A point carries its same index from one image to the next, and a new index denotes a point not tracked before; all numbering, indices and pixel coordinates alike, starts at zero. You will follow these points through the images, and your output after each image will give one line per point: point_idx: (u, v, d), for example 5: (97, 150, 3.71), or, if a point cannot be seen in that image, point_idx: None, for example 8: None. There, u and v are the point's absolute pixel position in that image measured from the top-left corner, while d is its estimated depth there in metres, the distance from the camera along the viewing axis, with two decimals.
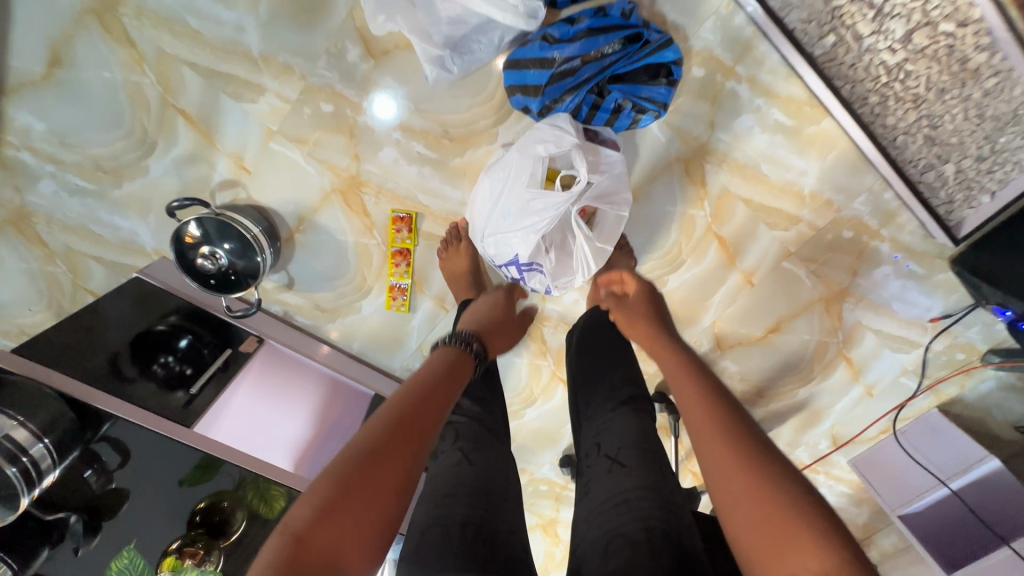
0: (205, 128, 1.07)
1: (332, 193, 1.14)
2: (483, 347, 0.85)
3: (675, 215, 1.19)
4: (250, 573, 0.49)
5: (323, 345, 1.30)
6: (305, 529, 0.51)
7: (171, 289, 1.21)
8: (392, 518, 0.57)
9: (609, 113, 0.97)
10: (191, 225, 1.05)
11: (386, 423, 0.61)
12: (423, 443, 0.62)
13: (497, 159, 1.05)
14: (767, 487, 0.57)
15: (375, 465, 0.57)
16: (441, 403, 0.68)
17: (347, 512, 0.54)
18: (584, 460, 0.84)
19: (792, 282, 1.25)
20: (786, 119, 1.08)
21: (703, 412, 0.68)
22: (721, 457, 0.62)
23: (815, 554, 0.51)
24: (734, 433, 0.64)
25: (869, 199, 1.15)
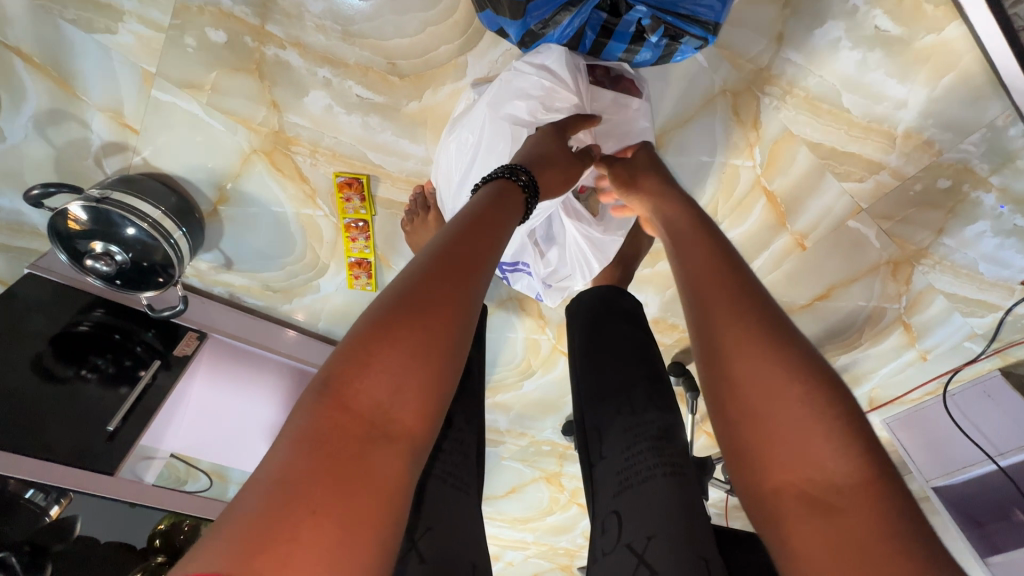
0: (59, 75, 0.77)
1: (253, 154, 0.86)
2: (532, 178, 0.61)
3: (713, 165, 0.90)
4: (281, 436, 0.38)
5: (288, 329, 1.12)
6: (343, 394, 0.39)
7: (76, 282, 1.00)
8: (447, 376, 0.43)
9: (628, 40, 0.68)
10: (71, 213, 0.80)
11: (428, 267, 0.46)
12: (471, 287, 0.47)
13: (465, 110, 0.77)
14: (787, 379, 0.43)
15: (415, 310, 0.43)
16: (496, 238, 0.52)
17: (390, 370, 0.40)
18: (599, 537, 0.67)
19: (855, 242, 0.99)
20: (891, 25, 0.73)
21: (720, 278, 0.51)
22: (732, 335, 0.47)
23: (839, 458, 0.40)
24: (759, 303, 0.49)
25: (985, 137, 0.81)
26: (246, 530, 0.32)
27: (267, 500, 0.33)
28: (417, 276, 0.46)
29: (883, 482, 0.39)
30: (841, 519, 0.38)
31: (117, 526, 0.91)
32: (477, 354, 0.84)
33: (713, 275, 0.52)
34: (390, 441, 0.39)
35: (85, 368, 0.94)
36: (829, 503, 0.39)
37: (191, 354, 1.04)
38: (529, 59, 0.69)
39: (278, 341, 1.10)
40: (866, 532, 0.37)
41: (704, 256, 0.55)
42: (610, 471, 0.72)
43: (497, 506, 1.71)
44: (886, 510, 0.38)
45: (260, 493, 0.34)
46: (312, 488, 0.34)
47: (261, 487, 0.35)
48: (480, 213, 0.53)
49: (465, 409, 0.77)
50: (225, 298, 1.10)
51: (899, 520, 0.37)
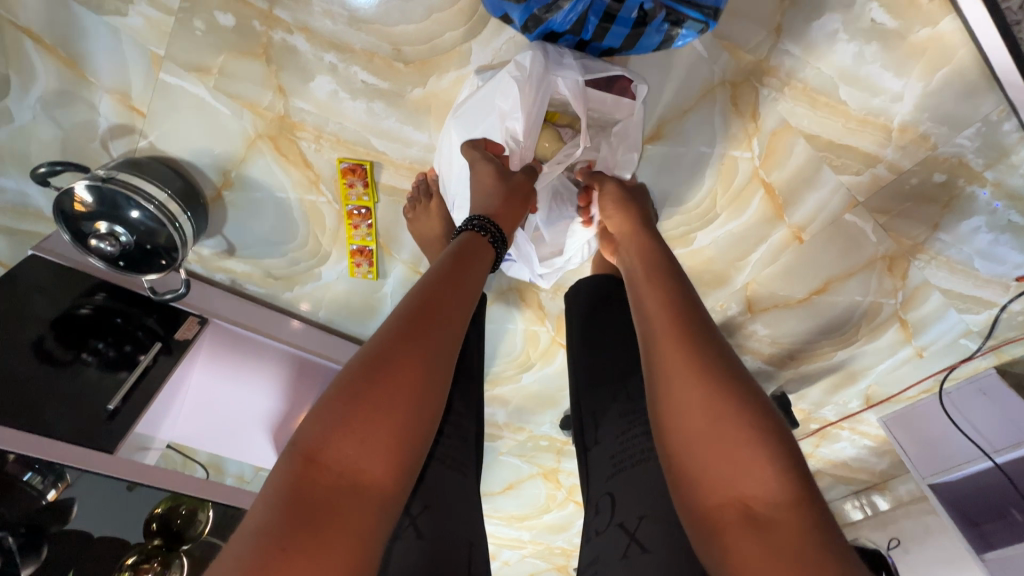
0: (68, 55, 0.78)
1: (258, 138, 0.86)
2: (500, 231, 0.67)
3: (712, 157, 0.92)
4: (260, 494, 0.41)
5: (293, 320, 1.13)
6: (318, 447, 0.42)
7: (80, 266, 1.00)
8: (417, 424, 0.46)
9: (630, 27, 0.67)
10: (77, 192, 0.81)
11: (396, 324, 0.50)
12: (438, 339, 0.50)
13: (463, 106, 0.79)
14: (726, 412, 0.50)
15: (384, 366, 0.46)
16: (462, 294, 0.56)
17: (358, 426, 0.43)
18: (593, 516, 0.70)
19: (852, 236, 1.00)
20: (887, 18, 0.74)
21: (671, 322, 0.58)
22: (678, 370, 0.54)
23: (770, 482, 0.46)
24: (701, 351, 0.55)
25: (980, 131, 0.83)
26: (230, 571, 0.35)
27: (245, 551, 0.36)
28: (389, 334, 0.49)
29: (807, 503, 0.45)
30: (772, 534, 0.43)
31: (114, 508, 0.90)
32: (476, 342, 0.85)
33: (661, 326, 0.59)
34: (361, 490, 0.41)
35: (85, 351, 0.95)
36: (766, 519, 0.44)
37: (192, 339, 1.04)
38: (530, 53, 0.72)
39: (281, 330, 1.11)
40: (794, 548, 0.42)
41: (657, 309, 0.61)
42: (605, 456, 0.74)
43: (494, 503, 1.70)
44: (809, 529, 0.43)
45: (237, 547, 0.37)
46: (283, 537, 0.37)
47: (244, 538, 0.37)
48: (451, 271, 0.57)
49: (462, 393, 0.78)
50: (226, 285, 1.10)
51: (822, 536, 0.42)
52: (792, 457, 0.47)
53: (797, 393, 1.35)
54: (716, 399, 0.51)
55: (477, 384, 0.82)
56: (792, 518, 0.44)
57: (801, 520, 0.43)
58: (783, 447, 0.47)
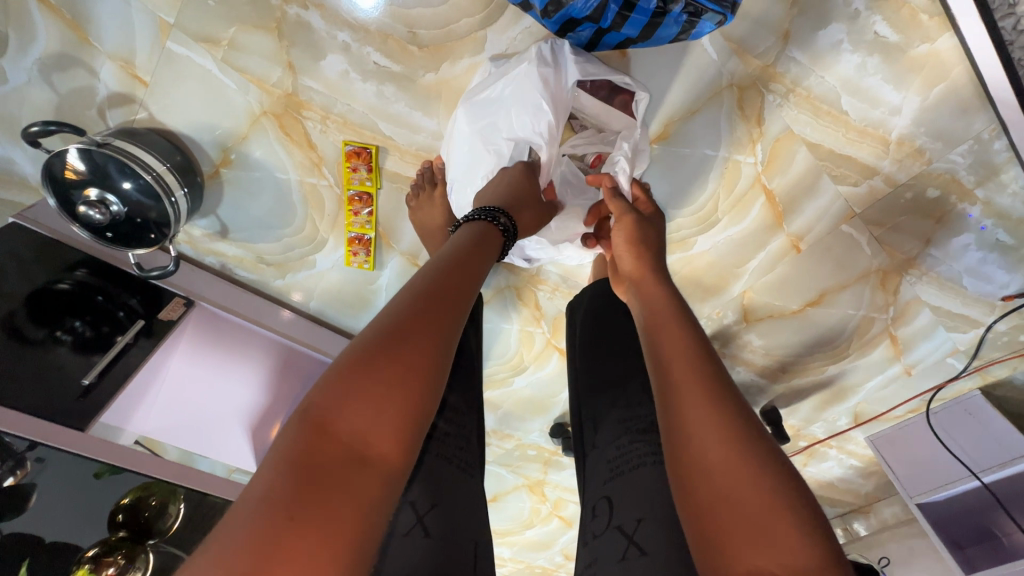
0: (71, 17, 0.76)
1: (263, 115, 0.85)
2: (512, 222, 0.67)
3: (716, 160, 0.93)
4: (261, 465, 0.36)
5: (284, 310, 1.10)
6: (327, 415, 0.38)
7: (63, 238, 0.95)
8: (427, 403, 0.42)
9: (649, 16, 0.66)
10: (69, 156, 0.77)
11: (413, 296, 0.47)
12: (454, 318, 0.48)
13: (474, 107, 0.79)
14: (746, 462, 0.44)
15: (404, 335, 0.43)
16: (472, 276, 0.54)
17: (373, 392, 0.39)
18: (590, 520, 0.65)
19: (847, 248, 1.02)
20: (890, 32, 0.77)
21: (684, 357, 0.54)
22: (693, 407, 0.49)
23: (799, 545, 0.39)
24: (719, 391, 0.50)
25: (972, 149, 0.86)
26: (237, 548, 0.30)
27: (251, 525, 0.32)
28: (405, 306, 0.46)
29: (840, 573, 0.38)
30: None
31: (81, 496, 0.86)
32: (474, 333, 0.83)
33: (675, 363, 0.54)
34: (370, 461, 0.37)
35: (60, 329, 0.90)
36: None
37: (177, 321, 1.00)
38: (549, 68, 0.74)
39: (269, 318, 1.07)
40: None
41: (675, 336, 0.57)
42: (602, 460, 0.70)
43: None
44: None
45: (239, 522, 0.32)
46: (293, 509, 0.33)
47: (248, 510, 0.33)
48: (466, 256, 0.56)
49: (464, 391, 0.76)
50: (215, 269, 1.06)
51: None
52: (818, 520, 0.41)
53: (787, 409, 1.35)
54: (734, 439, 0.46)
55: (475, 375, 0.80)
56: None
57: None
58: (808, 506, 0.42)
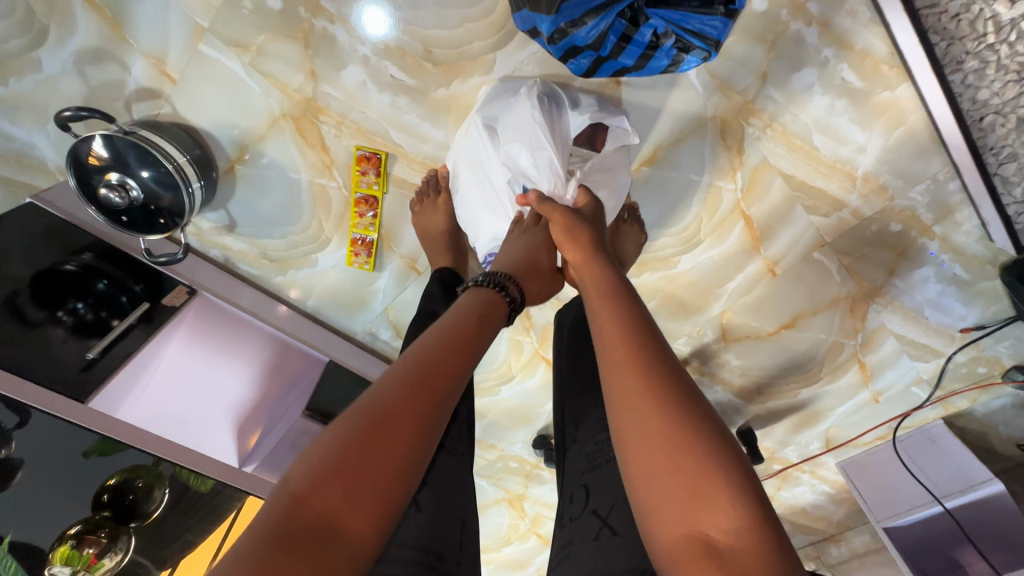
0: (112, 15, 0.82)
1: (281, 118, 0.91)
2: (518, 293, 0.68)
3: (699, 185, 1.01)
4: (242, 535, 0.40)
5: (280, 305, 1.13)
6: (306, 489, 0.42)
7: (75, 221, 0.98)
8: (403, 480, 0.46)
9: (643, 49, 0.74)
10: (94, 143, 0.82)
11: (405, 377, 0.49)
12: (441, 399, 0.50)
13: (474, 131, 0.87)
14: (680, 434, 0.47)
15: (388, 419, 0.46)
16: (467, 350, 0.55)
17: (350, 473, 0.43)
18: (567, 506, 0.67)
19: (819, 275, 1.09)
20: (855, 79, 0.86)
21: (623, 338, 0.54)
22: (629, 391, 0.51)
23: (726, 510, 0.43)
24: (656, 368, 0.51)
25: (929, 188, 0.95)
26: None
27: None
28: (395, 384, 0.49)
29: (764, 530, 0.42)
30: (729, 566, 0.41)
31: (66, 474, 0.86)
32: None
33: (614, 346, 0.54)
34: (337, 538, 0.41)
35: (61, 310, 0.93)
36: (719, 549, 0.42)
37: (178, 309, 1.03)
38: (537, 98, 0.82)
39: (268, 313, 1.11)
40: None
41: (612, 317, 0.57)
42: (582, 452, 0.71)
43: None
44: (767, 555, 0.41)
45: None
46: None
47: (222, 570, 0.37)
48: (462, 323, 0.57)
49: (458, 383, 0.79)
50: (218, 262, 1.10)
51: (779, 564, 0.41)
52: (746, 477, 0.45)
53: (762, 431, 1.40)
54: (671, 416, 0.48)
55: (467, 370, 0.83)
56: (747, 545, 0.42)
57: (756, 549, 0.41)
58: (736, 468, 0.45)
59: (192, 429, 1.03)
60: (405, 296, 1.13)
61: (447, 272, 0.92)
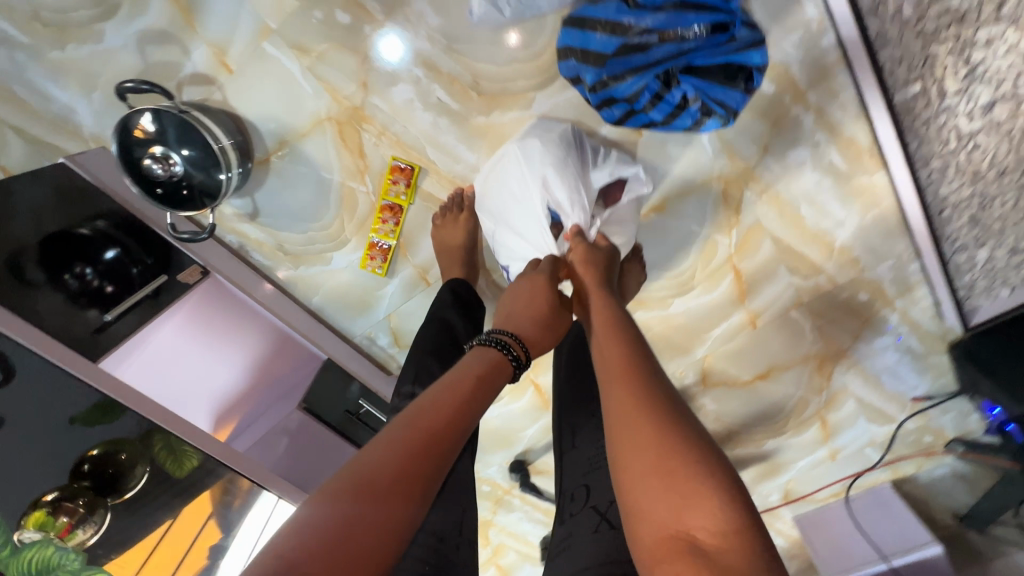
0: (184, 3, 0.87)
1: (326, 120, 0.96)
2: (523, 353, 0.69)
3: (699, 236, 1.11)
4: None
5: (266, 283, 1.13)
6: (292, 555, 0.42)
7: (102, 186, 0.99)
8: (389, 543, 0.46)
9: (672, 108, 0.83)
10: (145, 117, 0.86)
11: (403, 438, 0.51)
12: (435, 465, 0.52)
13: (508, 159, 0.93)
14: (668, 438, 0.48)
15: (381, 481, 0.48)
16: (464, 413, 0.57)
17: (336, 534, 0.43)
18: (567, 503, 0.69)
19: (795, 332, 1.19)
20: (841, 162, 0.99)
21: (620, 361, 0.58)
22: (622, 405, 0.53)
23: (711, 510, 0.43)
24: (648, 385, 0.54)
25: (894, 266, 1.08)
26: None
27: None
28: (393, 444, 0.51)
29: (748, 531, 0.42)
30: (714, 565, 0.41)
31: (46, 442, 0.82)
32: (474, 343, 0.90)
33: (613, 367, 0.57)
34: None
35: (67, 274, 0.91)
36: (704, 550, 0.42)
37: (188, 287, 1.01)
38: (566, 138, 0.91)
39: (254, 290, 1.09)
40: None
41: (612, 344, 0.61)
42: (582, 457, 0.74)
43: None
44: (753, 555, 0.41)
45: None
46: None
47: None
48: (460, 383, 0.60)
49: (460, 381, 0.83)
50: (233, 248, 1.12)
51: (763, 562, 0.41)
52: (733, 482, 0.46)
53: None
54: (660, 423, 0.50)
55: None
56: (731, 547, 0.42)
57: (740, 550, 0.41)
58: (724, 473, 0.46)
59: (186, 400, 1.06)
60: (410, 304, 1.16)
61: (456, 282, 0.99)
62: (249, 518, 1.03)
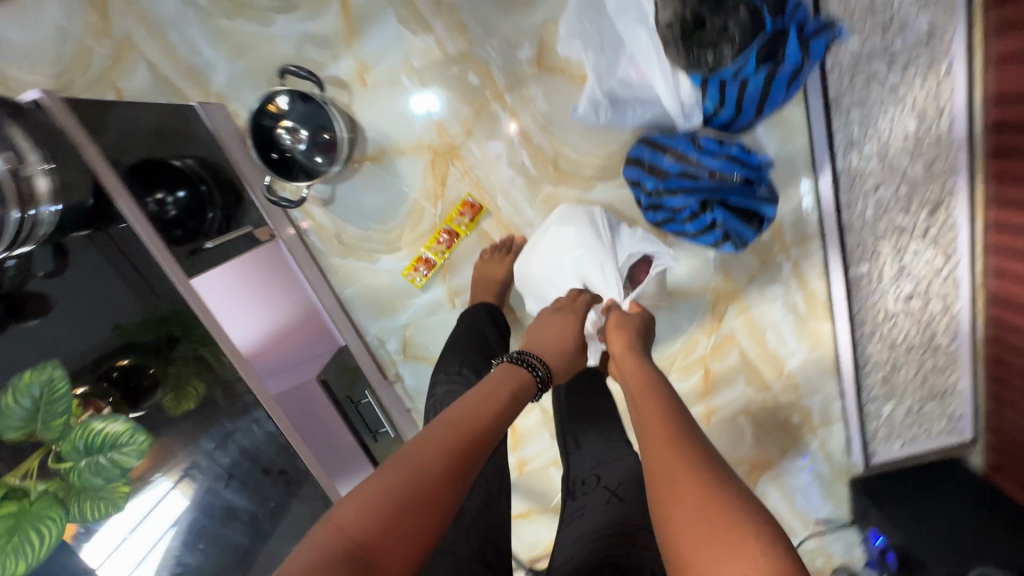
0: (354, 25, 1.06)
1: (425, 147, 1.14)
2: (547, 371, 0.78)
3: (685, 332, 1.34)
4: (295, 558, 0.50)
5: (290, 227, 1.20)
6: (351, 523, 0.53)
7: (215, 135, 1.09)
8: (430, 522, 0.56)
9: (702, 225, 1.05)
10: (283, 97, 1.04)
11: (444, 441, 0.62)
12: (472, 462, 0.63)
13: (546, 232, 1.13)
14: (706, 488, 0.54)
15: (424, 472, 0.58)
16: (494, 424, 0.68)
17: (384, 510, 0.54)
18: (578, 486, 0.81)
19: (737, 434, 1.40)
20: (802, 307, 1.27)
21: (660, 429, 0.67)
22: (665, 464, 0.60)
23: (752, 547, 0.47)
24: (683, 448, 0.62)
25: (823, 400, 1.34)
26: None
27: None
28: (435, 445, 0.61)
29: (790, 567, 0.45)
30: None
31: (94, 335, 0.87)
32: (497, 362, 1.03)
33: (655, 434, 0.66)
34: (371, 561, 0.51)
35: (150, 197, 0.94)
36: None
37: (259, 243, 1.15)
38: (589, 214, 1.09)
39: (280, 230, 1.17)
40: None
41: (652, 413, 0.70)
42: (588, 456, 0.84)
43: None
44: None
45: None
46: None
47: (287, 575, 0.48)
48: (487, 397, 0.71)
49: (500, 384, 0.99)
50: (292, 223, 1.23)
51: None
52: (769, 525, 0.49)
53: None
54: (697, 474, 0.56)
55: None
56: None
57: None
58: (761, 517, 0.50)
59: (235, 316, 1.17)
60: (431, 320, 1.28)
61: (485, 305, 1.13)
62: (128, 510, 0.89)
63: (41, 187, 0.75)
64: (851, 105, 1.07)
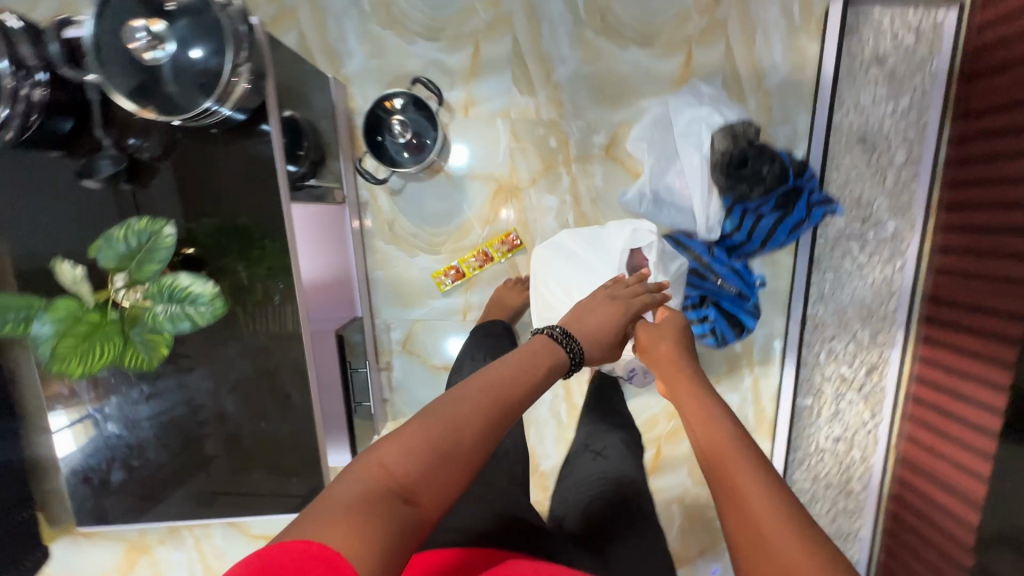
0: (477, 69, 1.30)
1: (494, 179, 1.34)
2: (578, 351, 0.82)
3: (649, 411, 1.47)
4: (341, 484, 0.55)
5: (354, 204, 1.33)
6: (393, 463, 0.57)
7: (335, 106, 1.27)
8: (464, 468, 0.60)
9: (697, 316, 1.27)
10: (401, 99, 1.24)
11: (484, 398, 0.65)
12: (507, 418, 0.65)
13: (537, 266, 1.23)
14: (781, 518, 0.55)
15: (465, 425, 0.61)
16: (531, 389, 0.70)
17: (425, 457, 0.57)
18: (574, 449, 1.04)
19: (666, 522, 1.50)
20: (751, 420, 1.46)
21: (724, 442, 0.67)
22: (734, 480, 0.61)
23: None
24: (754, 467, 0.62)
25: None
26: (318, 528, 0.49)
27: (327, 520, 0.50)
28: (476, 401, 0.64)
29: None
30: None
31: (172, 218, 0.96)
32: None
33: (718, 445, 0.67)
34: (411, 500, 0.55)
35: None
36: None
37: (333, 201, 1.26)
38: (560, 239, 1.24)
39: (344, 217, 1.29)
40: None
41: (711, 422, 0.71)
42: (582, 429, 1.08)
43: (230, 541, 1.52)
44: None
45: (321, 515, 0.51)
46: (350, 517, 0.50)
47: (334, 505, 0.52)
48: (526, 360, 0.73)
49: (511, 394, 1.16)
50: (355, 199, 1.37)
51: None
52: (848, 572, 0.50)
53: None
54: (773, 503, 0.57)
55: None
56: None
57: None
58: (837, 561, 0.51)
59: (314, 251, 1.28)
60: (440, 323, 1.40)
61: (497, 323, 1.28)
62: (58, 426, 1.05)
63: (236, 94, 0.84)
64: (828, 268, 1.33)
